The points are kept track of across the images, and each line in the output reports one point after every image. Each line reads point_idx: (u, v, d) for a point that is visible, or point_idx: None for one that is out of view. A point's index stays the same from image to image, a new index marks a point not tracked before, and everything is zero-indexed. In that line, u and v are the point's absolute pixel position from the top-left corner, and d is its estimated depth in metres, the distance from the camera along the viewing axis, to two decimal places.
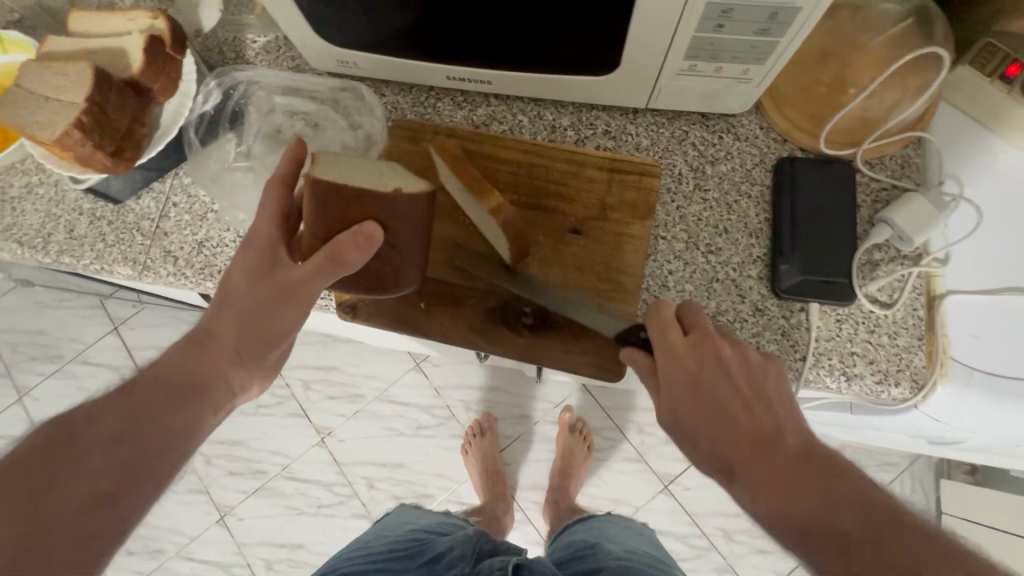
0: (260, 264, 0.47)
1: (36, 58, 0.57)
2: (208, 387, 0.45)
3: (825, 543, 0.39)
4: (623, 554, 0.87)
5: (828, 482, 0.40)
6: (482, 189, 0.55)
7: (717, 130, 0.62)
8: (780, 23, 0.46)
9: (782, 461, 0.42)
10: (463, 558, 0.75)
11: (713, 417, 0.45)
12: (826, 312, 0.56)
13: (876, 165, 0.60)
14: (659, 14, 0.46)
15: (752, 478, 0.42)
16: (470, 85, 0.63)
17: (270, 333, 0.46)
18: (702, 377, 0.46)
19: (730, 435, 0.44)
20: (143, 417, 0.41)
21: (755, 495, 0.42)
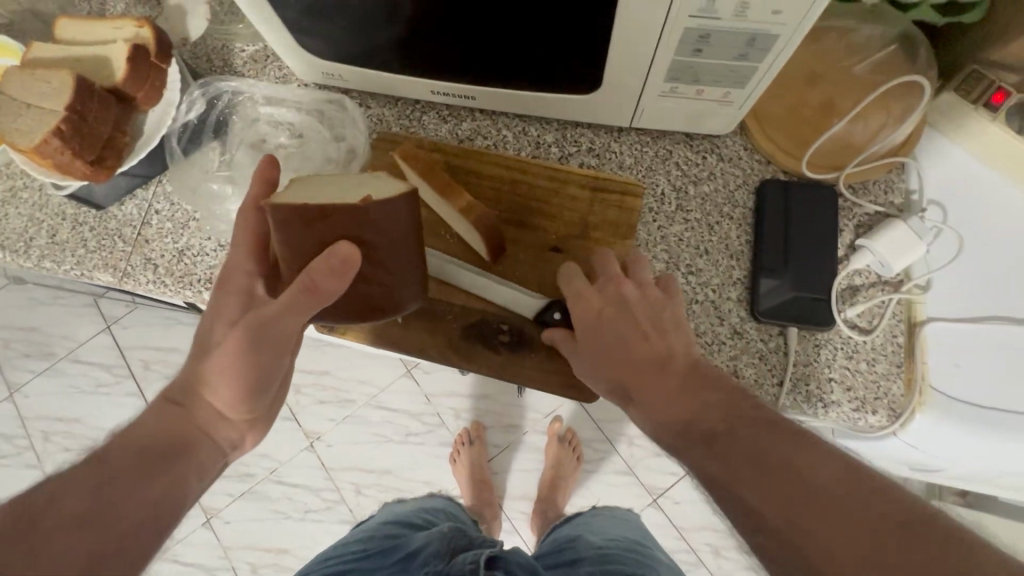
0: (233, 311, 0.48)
1: (20, 64, 0.57)
2: (190, 451, 0.45)
3: (705, 442, 0.40)
4: (604, 542, 0.87)
5: (710, 393, 0.43)
6: (453, 190, 0.56)
7: (701, 150, 0.62)
8: (758, 49, 0.45)
9: (671, 377, 0.45)
10: (437, 556, 0.72)
11: (610, 344, 0.48)
12: (804, 335, 0.56)
13: (859, 188, 0.60)
14: (638, 37, 0.46)
15: (650, 399, 0.45)
16: (455, 100, 0.63)
17: (246, 387, 0.47)
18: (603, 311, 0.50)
19: (626, 358, 0.47)
20: (113, 490, 0.40)
21: (648, 410, 0.45)
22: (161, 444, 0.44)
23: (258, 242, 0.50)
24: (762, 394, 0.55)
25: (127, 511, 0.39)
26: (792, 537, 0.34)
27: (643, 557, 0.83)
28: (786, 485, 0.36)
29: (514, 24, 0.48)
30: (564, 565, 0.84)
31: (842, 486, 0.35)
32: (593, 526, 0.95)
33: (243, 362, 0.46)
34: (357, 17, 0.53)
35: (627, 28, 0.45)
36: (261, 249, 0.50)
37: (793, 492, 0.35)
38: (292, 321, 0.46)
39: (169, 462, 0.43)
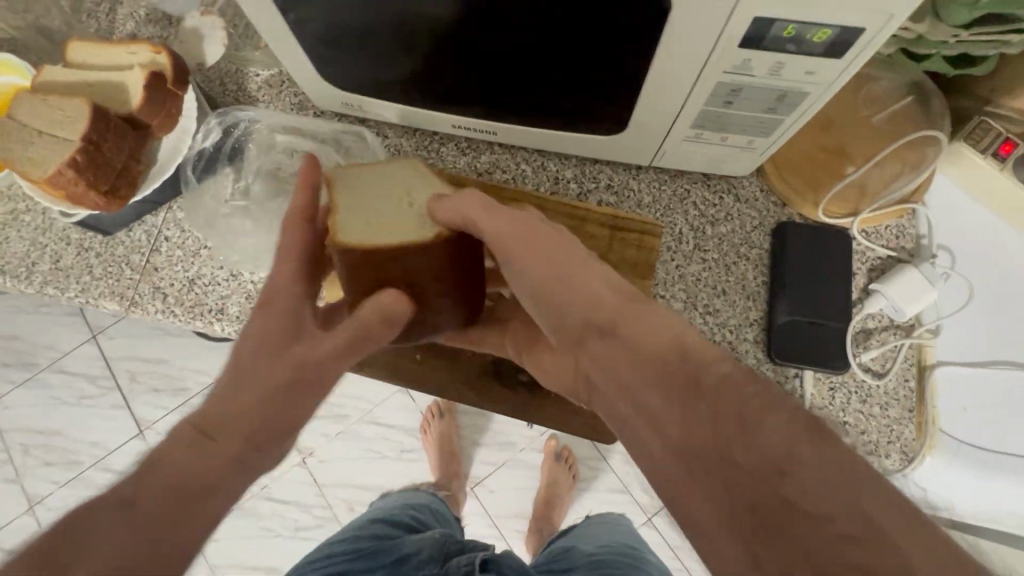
0: (279, 334, 0.42)
1: (31, 88, 0.56)
2: (218, 492, 0.37)
3: (684, 393, 0.34)
4: (596, 551, 0.87)
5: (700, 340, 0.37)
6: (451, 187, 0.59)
7: (718, 191, 0.63)
8: (787, 104, 0.46)
9: (650, 314, 0.39)
10: (430, 561, 0.76)
11: (569, 284, 0.43)
12: (819, 378, 0.57)
13: (872, 233, 0.61)
14: (670, 87, 0.46)
15: (633, 330, 0.38)
16: (475, 134, 0.63)
17: (280, 423, 0.41)
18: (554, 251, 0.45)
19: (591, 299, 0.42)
20: (141, 543, 0.33)
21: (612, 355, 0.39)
22: (186, 480, 0.36)
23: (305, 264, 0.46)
24: None
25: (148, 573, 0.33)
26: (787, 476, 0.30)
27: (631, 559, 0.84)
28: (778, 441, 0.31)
29: (547, 67, 0.48)
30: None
31: (835, 443, 0.31)
32: (587, 534, 0.95)
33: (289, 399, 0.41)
34: (385, 51, 0.52)
35: (660, 77, 0.46)
36: (305, 270, 0.46)
37: (780, 442, 0.31)
38: (338, 361, 0.43)
39: (194, 513, 0.36)
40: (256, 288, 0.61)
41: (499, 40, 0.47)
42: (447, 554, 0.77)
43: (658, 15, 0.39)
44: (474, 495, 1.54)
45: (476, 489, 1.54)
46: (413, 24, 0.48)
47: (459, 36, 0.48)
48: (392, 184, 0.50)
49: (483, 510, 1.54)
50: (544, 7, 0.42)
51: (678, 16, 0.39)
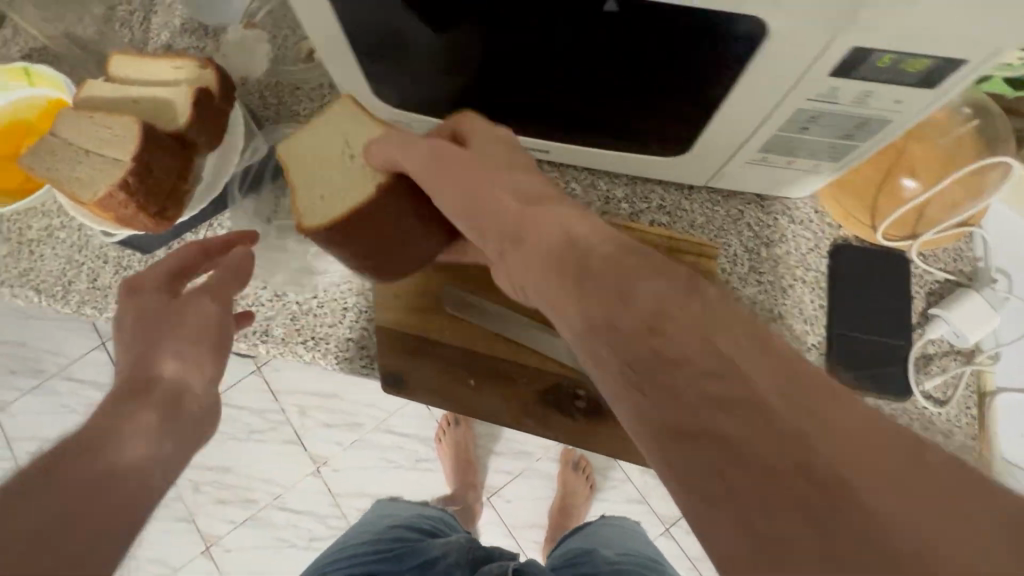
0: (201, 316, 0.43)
1: (73, 104, 0.54)
2: (159, 435, 0.36)
3: (584, 286, 0.34)
4: (618, 559, 0.84)
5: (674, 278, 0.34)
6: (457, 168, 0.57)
7: (773, 212, 0.62)
8: (864, 131, 0.45)
9: (549, 216, 0.39)
10: (458, 566, 0.76)
11: (482, 203, 0.42)
12: (881, 405, 0.56)
13: (930, 256, 0.60)
14: (746, 112, 0.45)
15: (527, 233, 0.39)
16: (526, 152, 0.61)
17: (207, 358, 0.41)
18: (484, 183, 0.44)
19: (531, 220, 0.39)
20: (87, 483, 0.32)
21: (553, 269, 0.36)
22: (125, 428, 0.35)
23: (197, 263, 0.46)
24: None
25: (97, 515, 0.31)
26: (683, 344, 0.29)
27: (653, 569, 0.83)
28: (730, 384, 0.28)
29: (620, 90, 0.47)
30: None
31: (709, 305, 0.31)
32: (602, 535, 0.91)
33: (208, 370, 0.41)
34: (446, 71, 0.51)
35: (736, 102, 0.44)
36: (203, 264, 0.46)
37: (656, 299, 0.31)
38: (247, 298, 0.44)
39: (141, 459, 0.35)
40: (301, 309, 0.60)
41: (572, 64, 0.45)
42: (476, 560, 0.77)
43: (750, 43, 0.38)
44: (491, 504, 1.52)
45: (493, 499, 1.52)
46: (490, 48, 0.46)
47: (538, 60, 0.46)
48: (330, 143, 0.56)
49: (500, 519, 1.52)
50: (627, 33, 0.40)
51: (772, 44, 0.38)
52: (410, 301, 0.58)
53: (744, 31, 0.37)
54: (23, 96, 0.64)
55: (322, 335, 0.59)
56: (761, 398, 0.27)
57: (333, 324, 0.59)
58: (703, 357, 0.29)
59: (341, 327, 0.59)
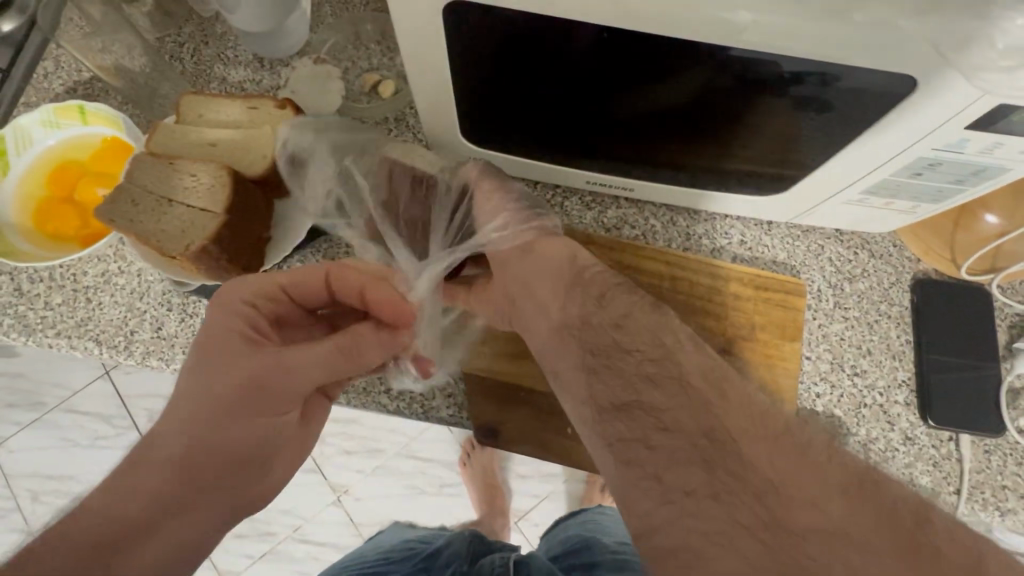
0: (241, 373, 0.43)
1: (149, 150, 0.52)
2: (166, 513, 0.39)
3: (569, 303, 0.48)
4: (619, 549, 0.82)
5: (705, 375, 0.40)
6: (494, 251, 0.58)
7: (852, 246, 0.62)
8: (981, 177, 0.45)
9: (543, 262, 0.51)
10: (459, 556, 0.90)
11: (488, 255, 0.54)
12: (974, 442, 0.56)
13: (1010, 290, 0.60)
14: (867, 154, 0.45)
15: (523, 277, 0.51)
16: (608, 189, 0.61)
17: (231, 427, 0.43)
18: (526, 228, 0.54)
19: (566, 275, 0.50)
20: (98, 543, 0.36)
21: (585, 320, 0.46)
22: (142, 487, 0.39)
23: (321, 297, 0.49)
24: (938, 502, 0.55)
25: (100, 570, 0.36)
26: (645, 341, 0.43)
27: None
28: (721, 481, 0.35)
29: (735, 125, 0.47)
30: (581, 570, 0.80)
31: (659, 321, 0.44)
32: (603, 522, 0.89)
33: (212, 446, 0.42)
34: (542, 106, 0.51)
35: (857, 144, 0.45)
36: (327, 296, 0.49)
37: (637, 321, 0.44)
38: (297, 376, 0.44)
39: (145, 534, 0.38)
40: None
41: (667, 92, 0.46)
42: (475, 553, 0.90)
43: (896, 86, 0.39)
44: (519, 529, 1.51)
45: (520, 523, 1.51)
46: (517, 78, 0.48)
47: (571, 90, 0.48)
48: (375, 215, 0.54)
49: (527, 543, 1.52)
50: (732, 66, 0.41)
51: (919, 90, 0.38)
52: (499, 347, 0.56)
53: (895, 83, 0.38)
54: (75, 134, 0.61)
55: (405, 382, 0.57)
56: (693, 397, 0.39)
57: None
58: (700, 455, 0.37)
59: None
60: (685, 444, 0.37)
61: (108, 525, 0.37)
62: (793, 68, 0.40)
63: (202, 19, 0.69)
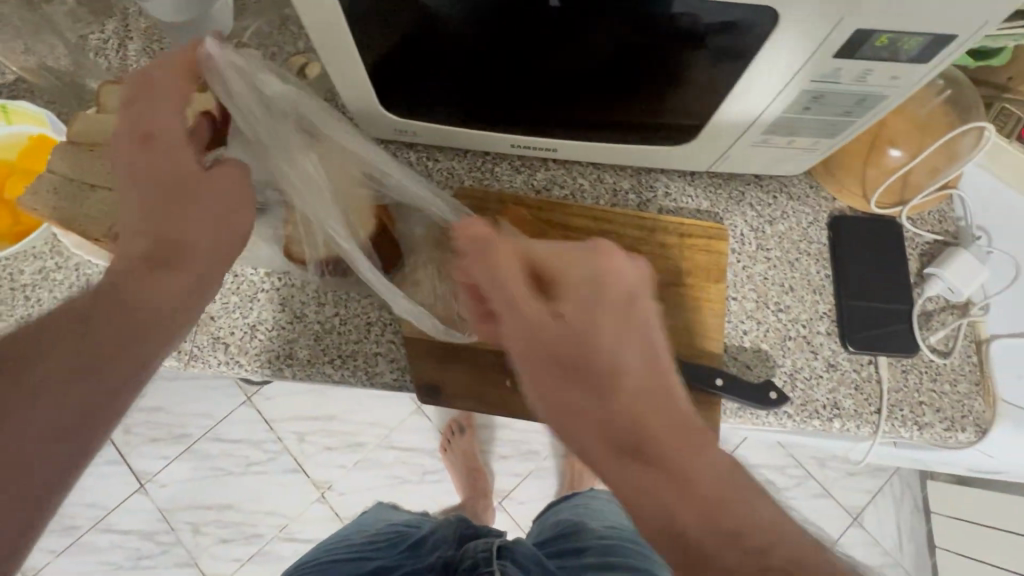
0: (149, 197, 0.40)
1: (70, 141, 0.53)
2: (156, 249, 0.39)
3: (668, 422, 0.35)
4: (606, 533, 0.82)
5: (738, 489, 0.33)
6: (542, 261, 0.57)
7: (771, 190, 0.65)
8: (864, 107, 0.48)
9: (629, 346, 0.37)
10: (445, 540, 0.91)
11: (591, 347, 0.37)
12: (891, 363, 0.60)
13: (918, 221, 0.64)
14: (757, 92, 0.47)
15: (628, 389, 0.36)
16: (533, 152, 0.63)
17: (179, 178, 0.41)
18: (620, 343, 0.37)
19: (658, 411, 0.35)
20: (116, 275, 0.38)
21: (667, 499, 0.32)
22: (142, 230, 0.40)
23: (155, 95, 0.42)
24: (862, 422, 0.58)
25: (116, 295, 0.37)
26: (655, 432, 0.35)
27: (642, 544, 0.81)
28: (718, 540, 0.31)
29: (639, 78, 0.49)
30: (567, 555, 0.81)
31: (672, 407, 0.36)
32: (595, 510, 0.91)
33: (134, 287, 0.37)
34: (531, 102, 0.55)
35: (748, 89, 0.47)
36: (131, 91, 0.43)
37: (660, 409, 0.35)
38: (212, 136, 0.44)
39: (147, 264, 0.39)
40: (323, 327, 0.59)
41: (569, 55, 0.48)
42: (462, 539, 0.91)
43: (763, 20, 0.41)
44: (504, 508, 1.52)
45: (505, 502, 1.53)
46: (480, 74, 0.52)
47: (515, 75, 0.52)
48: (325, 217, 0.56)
49: (513, 523, 1.52)
50: (618, 16, 0.43)
51: (783, 25, 0.41)
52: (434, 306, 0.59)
53: (762, 17, 0.40)
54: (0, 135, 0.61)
55: (349, 352, 0.59)
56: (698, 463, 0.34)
57: (359, 341, 0.59)
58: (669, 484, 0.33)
59: (367, 343, 0.59)
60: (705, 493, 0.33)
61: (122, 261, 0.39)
62: (667, 10, 0.42)
63: (125, 15, 0.70)
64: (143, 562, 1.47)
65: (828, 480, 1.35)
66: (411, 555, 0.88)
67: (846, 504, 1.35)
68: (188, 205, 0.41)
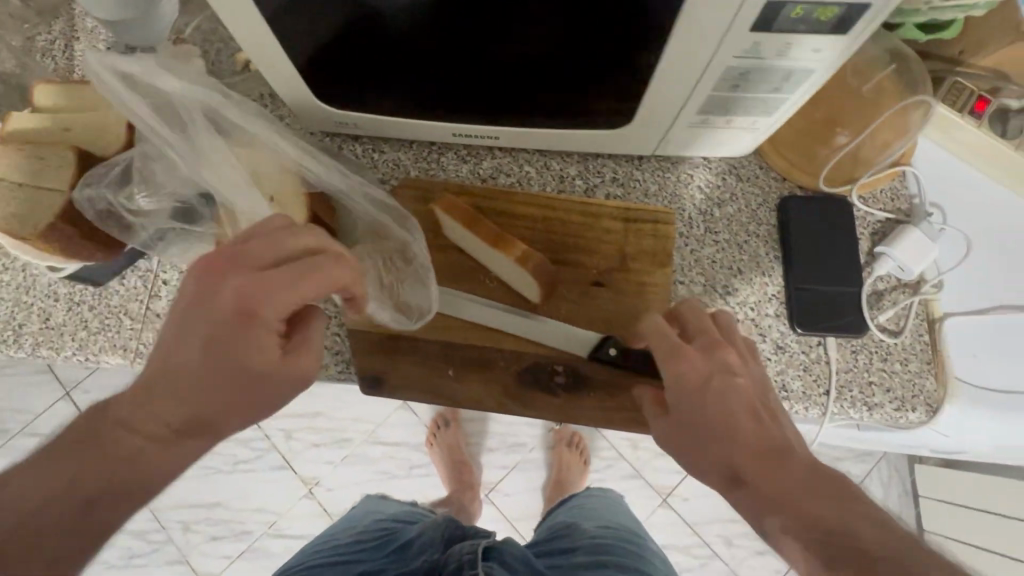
0: (205, 378, 0.37)
1: (8, 141, 0.56)
2: (202, 426, 0.38)
3: (766, 461, 0.38)
4: (599, 533, 0.81)
5: (835, 503, 0.35)
6: (502, 242, 0.56)
7: (720, 172, 0.64)
8: (793, 83, 0.47)
9: (701, 406, 0.41)
10: (432, 542, 0.80)
11: (690, 405, 0.41)
12: (841, 344, 0.59)
13: (870, 199, 0.63)
14: (683, 72, 0.47)
15: (734, 445, 0.39)
16: (477, 140, 0.62)
17: (253, 380, 0.39)
18: (713, 380, 0.41)
19: (756, 452, 0.38)
20: (150, 430, 0.37)
21: (773, 528, 0.36)
22: (199, 406, 0.37)
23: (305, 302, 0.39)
24: (810, 404, 0.58)
25: (132, 456, 0.36)
26: (757, 472, 0.37)
27: (636, 547, 0.79)
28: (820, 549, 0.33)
29: (567, 63, 0.48)
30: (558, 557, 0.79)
31: (768, 442, 0.39)
32: (587, 511, 0.88)
33: (160, 461, 0.37)
34: (471, 91, 0.55)
35: (673, 69, 0.46)
36: None
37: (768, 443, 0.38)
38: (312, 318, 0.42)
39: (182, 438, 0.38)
40: None
41: (499, 48, 0.48)
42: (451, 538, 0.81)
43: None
44: (490, 500, 1.52)
45: (491, 495, 1.53)
46: (418, 65, 0.52)
47: (449, 66, 0.51)
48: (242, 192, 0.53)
49: (500, 515, 1.52)
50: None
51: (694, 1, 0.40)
52: (375, 296, 0.58)
53: None
54: None
55: None
56: (793, 484, 0.36)
57: None
58: (774, 508, 0.36)
59: None
60: (777, 510, 0.36)
61: (165, 419, 0.37)
62: None
63: (71, 16, 0.70)
64: (136, 561, 1.49)
65: None
66: (395, 560, 0.78)
67: None
68: (243, 394, 0.39)
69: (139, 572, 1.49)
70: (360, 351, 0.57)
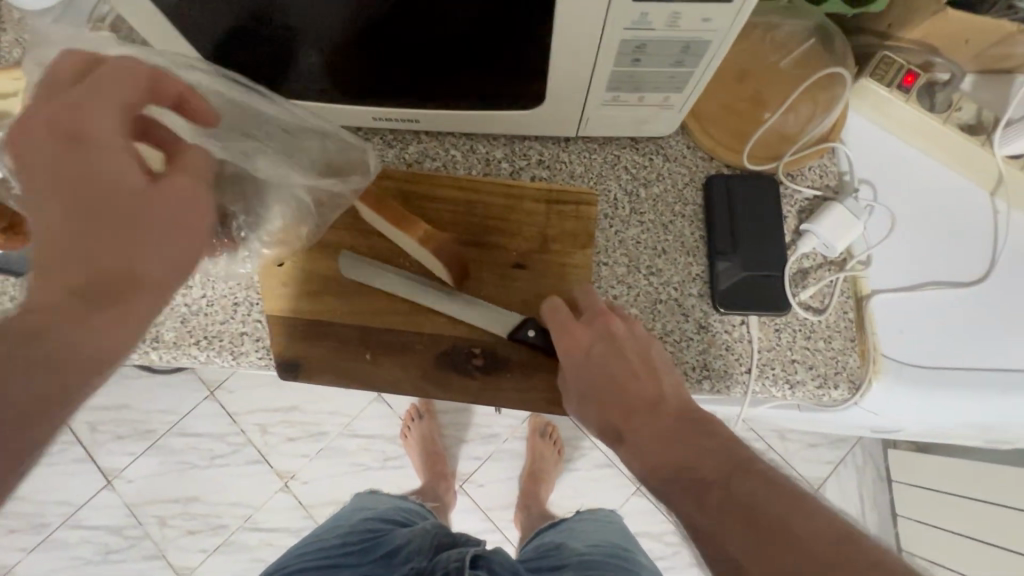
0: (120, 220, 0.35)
1: None
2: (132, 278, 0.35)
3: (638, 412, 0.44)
4: (588, 551, 0.74)
5: (685, 443, 0.40)
6: (408, 220, 0.56)
7: (647, 152, 0.63)
8: (693, 54, 0.47)
9: (588, 369, 0.48)
10: (420, 551, 0.73)
11: (580, 372, 0.48)
12: (764, 322, 0.58)
13: (796, 176, 0.62)
14: (579, 47, 0.46)
15: (614, 404, 0.45)
16: (399, 124, 0.62)
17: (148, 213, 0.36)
18: (593, 349, 0.48)
19: (631, 407, 0.44)
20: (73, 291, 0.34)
21: (640, 468, 0.41)
22: (117, 258, 0.35)
23: (126, 114, 0.37)
24: (732, 383, 0.57)
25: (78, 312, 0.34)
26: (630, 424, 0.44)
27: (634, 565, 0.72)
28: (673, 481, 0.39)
29: (466, 42, 0.48)
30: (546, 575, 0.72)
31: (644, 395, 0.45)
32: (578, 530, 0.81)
33: (98, 321, 0.34)
34: (381, 74, 0.54)
35: (569, 45, 0.46)
36: None
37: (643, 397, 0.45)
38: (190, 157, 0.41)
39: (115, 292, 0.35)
40: (188, 310, 0.59)
41: (396, 28, 0.48)
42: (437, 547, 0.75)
43: None
44: (465, 491, 1.52)
45: (466, 485, 1.53)
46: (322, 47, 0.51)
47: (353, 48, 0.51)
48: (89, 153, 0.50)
49: (475, 506, 1.52)
50: None
51: None
52: (293, 282, 0.58)
53: None
54: None
55: (215, 332, 0.59)
56: (662, 430, 0.42)
57: (226, 321, 0.59)
58: (640, 449, 0.42)
59: (233, 323, 0.59)
60: (641, 452, 0.41)
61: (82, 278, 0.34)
62: None
63: None
64: (112, 556, 1.50)
65: (788, 452, 1.34)
66: (380, 567, 0.71)
67: (807, 476, 1.34)
68: (138, 232, 0.36)
69: (117, 566, 1.50)
70: (278, 337, 0.57)
